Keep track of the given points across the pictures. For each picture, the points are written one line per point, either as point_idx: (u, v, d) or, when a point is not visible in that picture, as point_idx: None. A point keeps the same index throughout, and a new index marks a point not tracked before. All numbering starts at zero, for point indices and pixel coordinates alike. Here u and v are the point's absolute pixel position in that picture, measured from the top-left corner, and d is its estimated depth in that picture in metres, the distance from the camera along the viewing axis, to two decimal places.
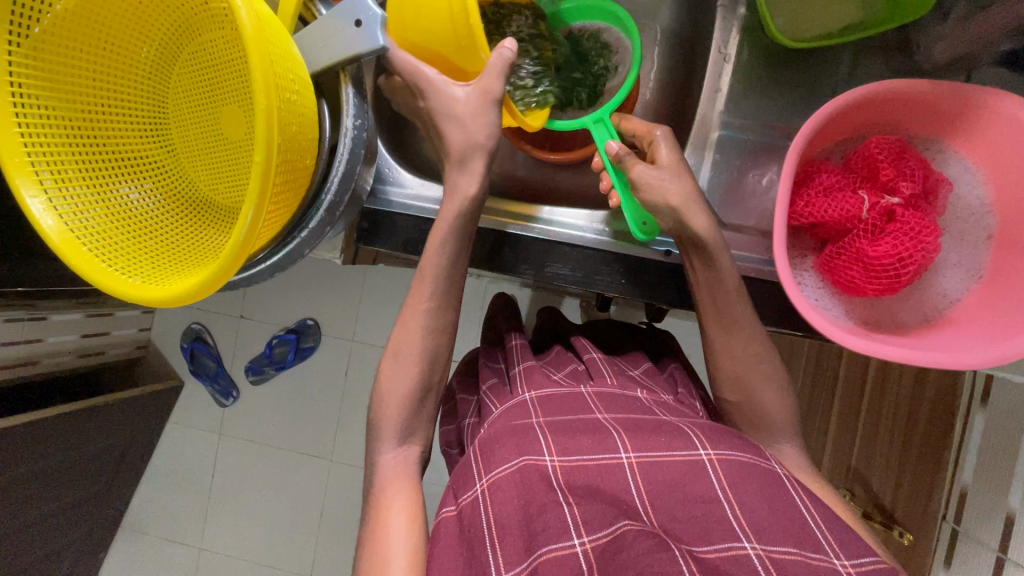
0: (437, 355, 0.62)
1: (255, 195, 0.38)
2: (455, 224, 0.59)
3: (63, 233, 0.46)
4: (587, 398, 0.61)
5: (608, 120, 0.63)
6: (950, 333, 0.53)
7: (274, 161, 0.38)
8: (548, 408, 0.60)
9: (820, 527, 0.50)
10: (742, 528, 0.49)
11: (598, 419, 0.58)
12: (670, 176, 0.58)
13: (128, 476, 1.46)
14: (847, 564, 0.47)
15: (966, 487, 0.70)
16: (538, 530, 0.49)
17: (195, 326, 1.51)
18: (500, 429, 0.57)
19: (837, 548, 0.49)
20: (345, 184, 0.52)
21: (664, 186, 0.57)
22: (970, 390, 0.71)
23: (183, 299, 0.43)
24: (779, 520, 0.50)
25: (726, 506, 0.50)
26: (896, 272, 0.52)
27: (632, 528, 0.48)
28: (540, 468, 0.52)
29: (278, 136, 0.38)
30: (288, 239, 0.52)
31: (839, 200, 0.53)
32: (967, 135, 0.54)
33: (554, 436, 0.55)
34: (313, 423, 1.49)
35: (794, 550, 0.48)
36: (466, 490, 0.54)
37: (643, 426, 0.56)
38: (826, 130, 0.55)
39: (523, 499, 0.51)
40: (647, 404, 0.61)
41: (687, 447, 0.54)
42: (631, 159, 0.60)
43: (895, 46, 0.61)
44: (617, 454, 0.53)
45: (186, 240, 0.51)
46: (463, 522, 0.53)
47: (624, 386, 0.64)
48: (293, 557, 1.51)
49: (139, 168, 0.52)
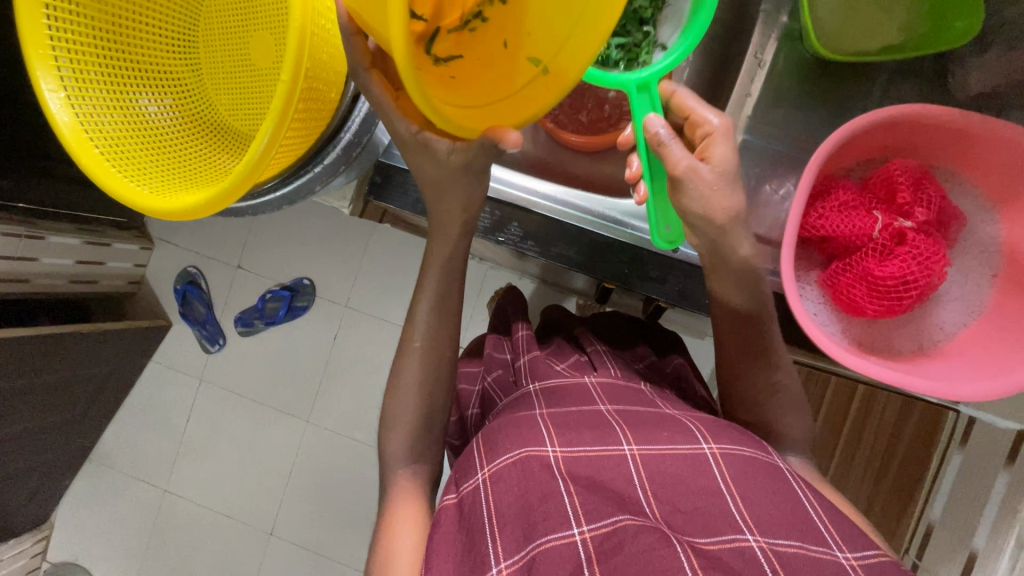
0: (441, 329, 0.63)
1: (275, 115, 0.38)
2: (438, 289, 0.62)
3: (75, 133, 0.45)
4: (591, 387, 0.62)
5: (656, 91, 0.54)
6: (942, 363, 0.54)
7: (301, 83, 0.38)
8: (551, 401, 0.60)
9: (825, 525, 0.49)
10: (745, 521, 0.48)
11: (602, 411, 0.58)
12: (719, 184, 0.55)
13: (102, 408, 1.45)
14: (851, 557, 0.46)
15: (932, 524, 0.72)
16: (538, 520, 0.48)
17: (189, 270, 1.51)
18: (502, 421, 0.58)
19: (841, 541, 0.48)
20: (365, 127, 0.53)
21: (709, 192, 0.54)
22: (951, 431, 0.73)
23: (191, 213, 0.43)
24: (787, 517, 0.49)
25: (729, 500, 0.50)
26: (899, 294, 0.52)
27: (633, 523, 0.47)
28: (542, 456, 0.52)
29: (307, 60, 0.38)
30: (302, 172, 0.52)
31: (852, 217, 0.53)
32: (986, 173, 0.54)
33: (556, 427, 0.55)
34: (296, 383, 1.50)
35: (796, 544, 0.47)
36: (467, 479, 0.55)
37: (646, 421, 0.56)
38: (851, 147, 0.55)
39: (521, 486, 0.50)
40: (650, 397, 0.63)
41: (689, 442, 0.54)
42: (681, 153, 0.53)
43: (929, 75, 0.61)
44: (621, 447, 0.53)
45: (197, 158, 0.51)
46: (464, 508, 0.53)
47: (627, 377, 0.66)
48: (255, 512, 1.51)
49: (160, 83, 0.52)
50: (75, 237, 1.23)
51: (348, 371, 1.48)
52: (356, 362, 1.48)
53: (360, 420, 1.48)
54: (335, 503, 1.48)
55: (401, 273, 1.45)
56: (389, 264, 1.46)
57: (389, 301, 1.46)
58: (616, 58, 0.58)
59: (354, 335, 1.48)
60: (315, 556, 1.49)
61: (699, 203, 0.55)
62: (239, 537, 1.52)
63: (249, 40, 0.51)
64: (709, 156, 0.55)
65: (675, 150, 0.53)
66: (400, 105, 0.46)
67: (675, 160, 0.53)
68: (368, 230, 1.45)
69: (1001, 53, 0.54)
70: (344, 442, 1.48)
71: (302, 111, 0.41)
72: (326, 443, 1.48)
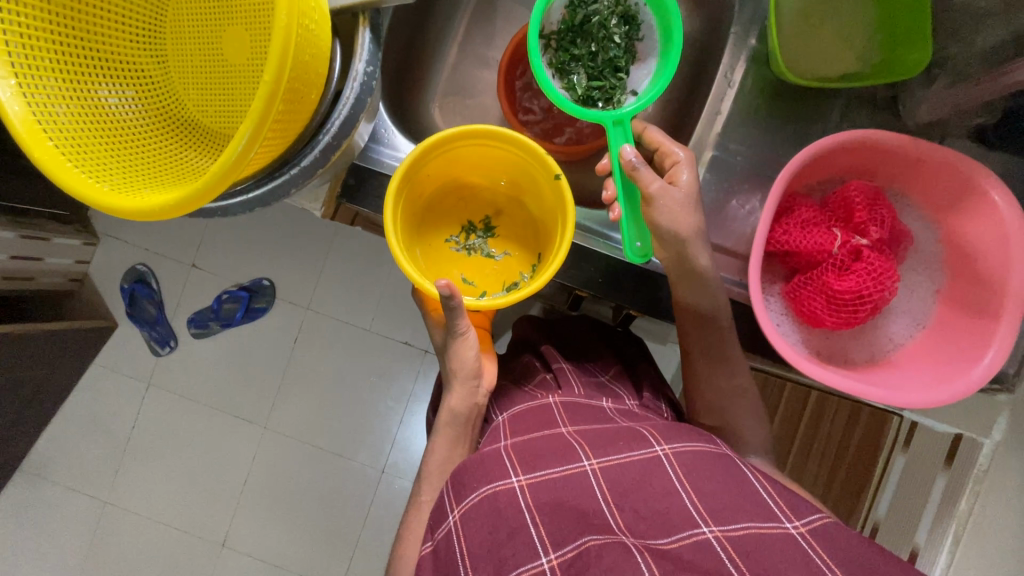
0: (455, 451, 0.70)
1: (256, 115, 0.37)
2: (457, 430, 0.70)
3: (27, 123, 0.42)
4: (553, 408, 0.65)
5: (629, 123, 0.59)
6: (891, 372, 0.58)
7: (284, 83, 0.37)
8: (516, 428, 0.63)
9: (775, 499, 0.52)
10: (701, 514, 0.50)
11: (562, 433, 0.60)
12: (686, 203, 0.59)
13: (36, 415, 1.35)
14: (799, 524, 0.49)
15: (878, 521, 0.77)
16: (507, 555, 0.50)
17: (139, 267, 1.43)
18: (470, 458, 0.60)
19: (788, 511, 0.50)
20: (346, 129, 0.47)
21: (679, 211, 0.58)
22: (896, 432, 0.78)
23: (157, 213, 0.41)
24: (743, 505, 0.51)
25: (684, 496, 0.52)
26: (854, 307, 0.55)
27: (597, 543, 0.49)
28: (506, 489, 0.54)
29: (290, 58, 0.38)
30: (277, 174, 0.46)
31: (813, 234, 0.56)
32: (931, 194, 0.59)
33: (519, 458, 0.57)
34: (253, 387, 1.44)
35: (750, 524, 0.49)
36: (440, 527, 0.57)
37: (604, 438, 0.59)
38: (814, 166, 0.58)
39: (488, 523, 0.52)
40: (609, 415, 0.65)
41: (642, 447, 0.57)
42: (652, 175, 0.57)
43: (882, 102, 0.65)
44: (581, 463, 0.55)
45: (163, 154, 0.49)
46: (438, 556, 0.56)
47: (590, 395, 0.69)
48: (207, 523, 1.44)
49: (124, 75, 0.50)
50: (9, 228, 1.16)
51: (309, 374, 1.44)
52: (317, 366, 1.44)
53: (321, 425, 1.44)
54: (293, 512, 1.44)
55: (365, 275, 1.42)
56: (353, 265, 1.42)
57: (354, 304, 1.43)
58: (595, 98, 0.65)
59: (315, 338, 1.44)
60: (270, 567, 1.43)
61: (669, 220, 0.59)
62: (187, 549, 1.44)
63: (222, 35, 0.49)
64: (676, 182, 0.60)
65: (646, 171, 0.57)
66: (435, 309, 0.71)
67: (649, 180, 0.57)
68: (332, 231, 1.42)
69: (946, 85, 0.58)
70: (304, 448, 1.44)
71: (284, 113, 0.40)
72: (286, 449, 1.43)
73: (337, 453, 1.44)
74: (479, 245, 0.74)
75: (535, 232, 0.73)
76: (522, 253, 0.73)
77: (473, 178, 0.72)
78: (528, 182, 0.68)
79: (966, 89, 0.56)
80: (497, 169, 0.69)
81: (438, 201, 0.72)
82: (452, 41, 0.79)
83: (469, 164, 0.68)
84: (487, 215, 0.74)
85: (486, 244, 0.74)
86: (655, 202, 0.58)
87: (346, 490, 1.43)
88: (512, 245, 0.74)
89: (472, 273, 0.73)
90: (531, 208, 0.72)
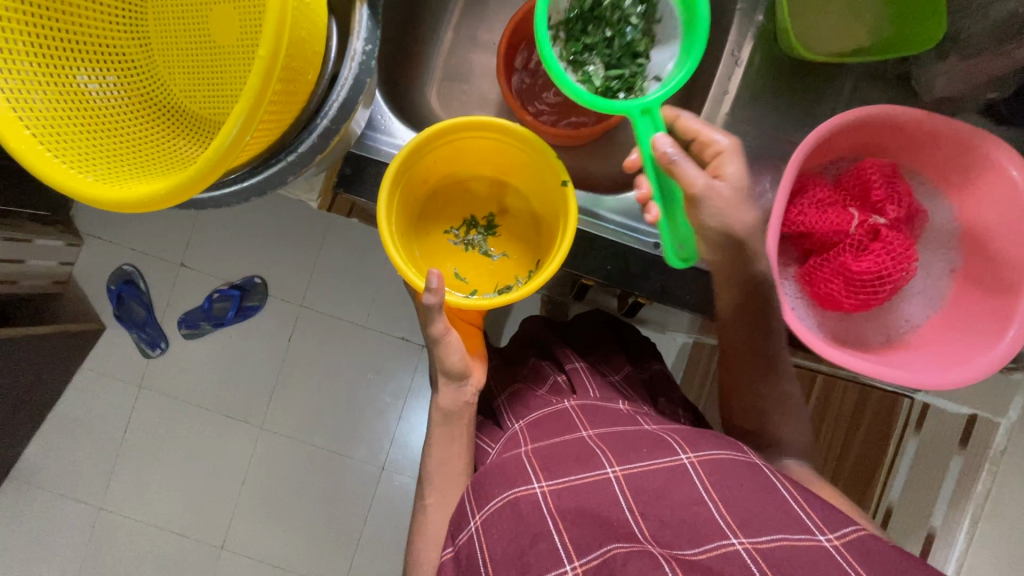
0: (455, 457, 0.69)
1: (251, 95, 0.34)
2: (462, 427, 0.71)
3: (0, 110, 0.39)
4: (572, 413, 0.65)
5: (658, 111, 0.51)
6: (909, 355, 0.56)
7: (281, 59, 0.35)
8: (535, 434, 0.64)
9: (804, 511, 0.50)
10: (729, 525, 0.50)
11: (584, 438, 0.60)
12: (737, 200, 0.56)
13: (24, 422, 1.31)
14: (832, 537, 0.48)
15: (892, 505, 0.74)
16: (530, 561, 0.51)
17: (125, 268, 1.39)
18: (491, 464, 0.61)
19: (821, 524, 0.49)
20: (345, 113, 0.44)
21: (728, 210, 0.55)
22: (907, 415, 0.75)
23: (145, 205, 0.38)
24: (768, 513, 0.50)
25: (712, 507, 0.51)
26: (874, 288, 0.54)
27: (622, 550, 0.49)
28: (529, 495, 0.55)
29: (287, 32, 0.35)
30: (273, 161, 0.44)
31: (830, 215, 0.54)
32: (947, 171, 0.57)
33: (541, 465, 0.58)
34: (248, 387, 1.41)
35: (779, 537, 0.49)
36: (462, 531, 0.58)
37: (627, 444, 0.59)
38: (828, 144, 0.56)
39: (512, 530, 0.54)
40: (630, 415, 0.65)
41: (666, 454, 0.56)
42: (698, 173, 0.52)
43: (894, 78, 0.63)
44: (603, 470, 0.56)
45: (150, 143, 0.46)
46: (460, 562, 0.56)
47: (606, 398, 0.69)
48: (205, 526, 1.41)
49: (104, 58, 0.47)
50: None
51: (305, 373, 1.41)
52: (313, 364, 1.41)
53: (318, 424, 1.41)
54: (293, 512, 1.41)
55: (359, 270, 1.40)
56: (348, 260, 1.39)
57: (348, 299, 1.40)
58: (615, 88, 0.59)
59: (310, 336, 1.41)
60: (272, 569, 1.41)
61: (717, 220, 0.55)
62: (185, 553, 1.41)
63: (210, 16, 0.46)
64: (722, 176, 0.56)
65: (691, 169, 0.52)
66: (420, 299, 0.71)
67: (694, 180, 0.52)
68: (324, 226, 1.38)
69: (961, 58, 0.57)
70: (302, 448, 1.41)
71: (281, 94, 0.37)
72: (283, 449, 1.41)
73: (336, 452, 1.41)
74: (478, 242, 0.72)
75: (536, 234, 0.71)
76: (520, 256, 0.72)
77: (481, 174, 0.70)
78: (529, 178, 0.66)
79: (982, 63, 0.54)
80: (503, 166, 0.66)
81: (441, 191, 0.71)
82: (445, 24, 0.76)
83: (475, 159, 0.66)
84: (491, 212, 0.73)
85: (485, 241, 0.73)
86: (703, 202, 0.54)
87: (346, 488, 1.41)
88: (512, 247, 0.72)
89: (465, 269, 0.71)
90: (535, 210, 0.70)
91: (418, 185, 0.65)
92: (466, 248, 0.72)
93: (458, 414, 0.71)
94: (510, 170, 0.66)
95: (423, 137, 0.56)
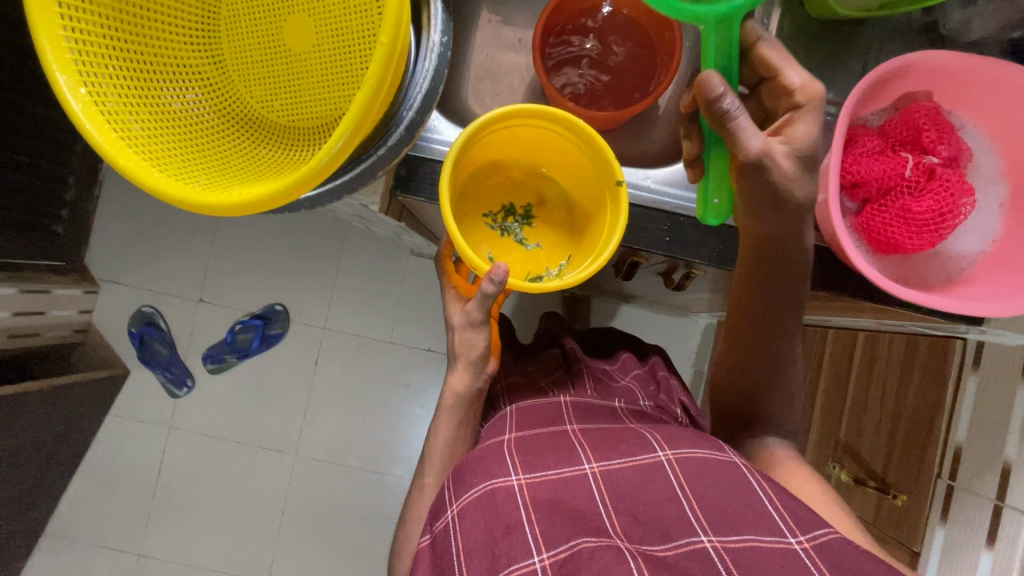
0: (459, 444, 0.70)
1: (373, 80, 0.36)
2: (454, 415, 0.69)
3: (103, 133, 0.41)
4: (563, 407, 0.69)
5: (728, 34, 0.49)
6: (973, 289, 0.59)
7: (399, 45, 0.37)
8: (521, 423, 0.66)
9: (778, 512, 0.53)
10: (700, 523, 0.53)
11: (567, 432, 0.64)
12: (801, 165, 0.54)
13: (59, 474, 1.29)
14: (803, 540, 0.51)
15: (960, 446, 0.76)
16: (502, 552, 0.52)
17: (145, 310, 1.38)
18: (473, 451, 0.63)
19: (793, 526, 0.52)
20: (427, 103, 0.47)
21: (789, 172, 0.54)
22: (962, 355, 0.76)
23: (256, 207, 0.39)
24: (740, 511, 0.53)
25: (684, 503, 0.54)
26: (936, 227, 0.56)
27: (589, 546, 0.51)
28: (506, 487, 0.56)
29: (406, 22, 0.38)
30: (363, 157, 0.46)
31: (883, 160, 0.57)
32: (986, 110, 0.60)
33: (521, 458, 0.60)
34: (278, 416, 1.40)
35: (751, 537, 0.52)
36: (440, 519, 0.59)
37: (611, 442, 0.61)
38: (872, 94, 0.59)
39: (486, 520, 0.55)
40: (618, 414, 0.69)
41: (647, 451, 0.59)
42: (751, 131, 0.51)
43: (919, 29, 0.65)
44: (582, 466, 0.58)
45: (236, 153, 0.47)
46: (437, 548, 0.57)
47: (601, 396, 0.72)
48: (248, 562, 1.39)
49: (183, 73, 0.48)
50: (9, 285, 1.11)
51: (334, 393, 1.41)
52: (341, 384, 1.41)
53: (353, 445, 1.40)
54: (334, 538, 1.39)
55: (383, 284, 1.40)
56: (370, 275, 1.40)
57: (373, 314, 1.41)
58: None
59: (337, 357, 1.41)
60: None
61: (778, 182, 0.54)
62: None
63: (282, 26, 0.47)
64: (791, 136, 0.54)
65: (746, 126, 0.51)
66: (451, 284, 0.69)
67: (746, 140, 0.51)
68: (341, 245, 1.39)
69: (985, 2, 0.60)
70: (337, 470, 1.40)
71: (397, 85, 0.39)
72: (320, 473, 1.39)
73: (374, 470, 1.40)
74: (514, 230, 0.73)
75: (571, 226, 0.72)
76: (553, 248, 0.73)
77: (518, 163, 0.71)
78: (571, 166, 0.67)
79: None
80: (550, 155, 0.68)
81: (484, 177, 0.71)
82: (468, 26, 0.79)
83: (525, 145, 0.67)
84: (529, 203, 0.74)
85: (521, 230, 0.74)
86: (751, 163, 0.53)
87: (386, 506, 1.39)
88: (547, 236, 0.73)
89: (499, 253, 0.72)
90: (573, 199, 0.72)
91: (467, 169, 0.66)
92: (501, 236, 0.73)
93: (461, 409, 0.69)
94: (552, 157, 0.67)
95: (482, 121, 0.57)
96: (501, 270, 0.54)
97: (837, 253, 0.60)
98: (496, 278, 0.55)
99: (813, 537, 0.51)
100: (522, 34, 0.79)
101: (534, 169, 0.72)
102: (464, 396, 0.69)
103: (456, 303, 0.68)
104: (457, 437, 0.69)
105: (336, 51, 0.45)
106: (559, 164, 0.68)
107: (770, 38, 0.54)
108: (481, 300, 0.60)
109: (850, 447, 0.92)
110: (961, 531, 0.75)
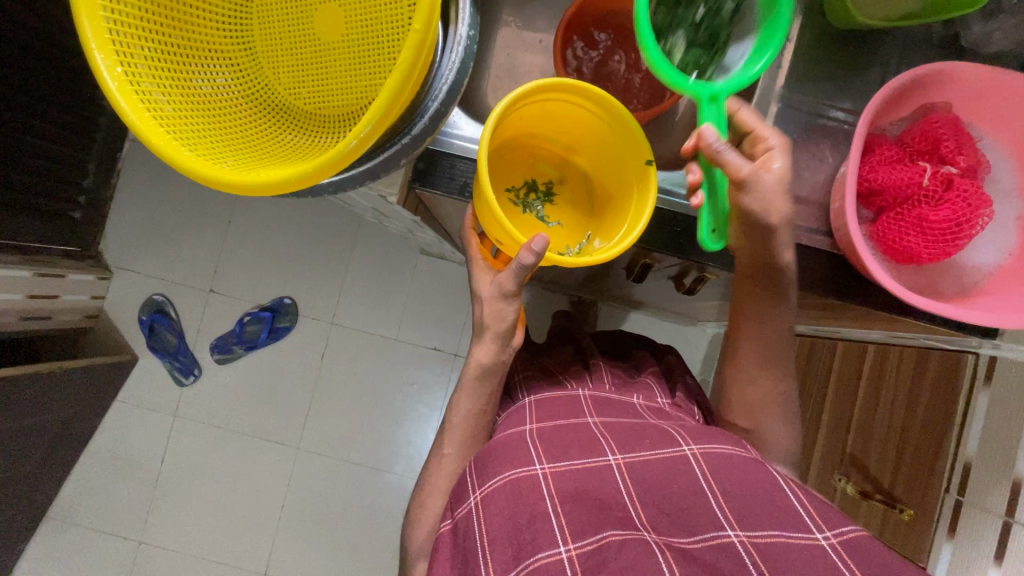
0: (473, 437, 0.70)
1: (403, 66, 0.37)
2: (474, 398, 0.69)
3: (137, 112, 0.42)
4: (582, 400, 0.68)
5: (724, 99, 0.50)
6: (988, 301, 0.59)
7: (430, 34, 0.38)
8: (541, 413, 0.66)
9: (803, 507, 0.53)
10: (727, 517, 0.53)
11: (589, 423, 0.63)
12: (777, 191, 0.55)
13: (63, 458, 1.30)
14: (829, 536, 0.51)
15: (969, 459, 0.76)
16: (528, 539, 0.53)
17: (156, 298, 1.40)
18: (494, 440, 0.63)
19: (819, 521, 0.52)
20: (452, 94, 0.48)
21: (769, 200, 0.55)
22: (974, 371, 0.77)
23: (280, 188, 0.40)
24: (767, 508, 0.53)
25: (711, 498, 0.55)
26: (952, 237, 0.56)
27: (618, 538, 0.52)
28: (530, 476, 0.57)
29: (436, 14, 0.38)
30: (386, 146, 0.47)
31: (899, 169, 0.57)
32: (1005, 122, 0.60)
33: (545, 449, 0.60)
34: (283, 408, 1.41)
35: (776, 533, 0.52)
36: (461, 504, 0.59)
37: (631, 435, 0.61)
38: (890, 104, 0.59)
39: (511, 509, 0.55)
40: (639, 409, 0.68)
41: (671, 445, 0.59)
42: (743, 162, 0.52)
43: (940, 40, 0.66)
44: (605, 457, 0.58)
45: (263, 136, 0.48)
46: (458, 533, 0.57)
47: (621, 392, 0.72)
48: (247, 554, 1.39)
49: (214, 57, 0.49)
50: (26, 267, 1.13)
51: (339, 389, 1.41)
52: (347, 379, 1.41)
53: (355, 441, 1.40)
54: (334, 532, 1.39)
55: (391, 282, 1.41)
56: (379, 273, 1.41)
57: (381, 311, 1.41)
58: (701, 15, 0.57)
59: (344, 352, 1.41)
60: None
61: (759, 209, 0.56)
62: None
63: (313, 15, 0.48)
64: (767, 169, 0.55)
65: (735, 159, 0.51)
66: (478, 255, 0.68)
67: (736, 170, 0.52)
68: (351, 242, 1.41)
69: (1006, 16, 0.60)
70: (339, 465, 1.40)
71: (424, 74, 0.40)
72: (321, 468, 1.40)
73: (375, 467, 1.40)
74: (536, 207, 0.73)
75: (591, 206, 0.74)
76: (573, 226, 0.74)
77: (542, 140, 0.71)
78: (596, 145, 0.68)
79: None
80: (576, 134, 0.68)
81: (506, 153, 0.71)
82: (488, 26, 0.80)
83: (553, 124, 0.67)
84: (551, 179, 0.74)
85: (542, 208, 0.74)
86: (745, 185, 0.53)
87: (386, 503, 1.39)
88: (568, 214, 0.74)
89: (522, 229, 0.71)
90: (594, 179, 0.73)
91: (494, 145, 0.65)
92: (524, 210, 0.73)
93: (481, 398, 0.69)
94: (579, 135, 0.68)
95: (518, 95, 0.57)
96: (541, 240, 0.54)
97: (853, 261, 0.60)
98: (535, 249, 0.55)
99: (840, 533, 0.51)
100: (541, 35, 0.80)
101: (557, 146, 0.72)
102: (483, 386, 0.69)
103: (484, 274, 0.67)
104: (469, 431, 0.69)
105: (365, 41, 0.46)
106: (585, 141, 0.69)
107: (739, 100, 0.56)
108: (513, 272, 0.60)
109: (857, 460, 0.90)
110: (967, 544, 0.76)
